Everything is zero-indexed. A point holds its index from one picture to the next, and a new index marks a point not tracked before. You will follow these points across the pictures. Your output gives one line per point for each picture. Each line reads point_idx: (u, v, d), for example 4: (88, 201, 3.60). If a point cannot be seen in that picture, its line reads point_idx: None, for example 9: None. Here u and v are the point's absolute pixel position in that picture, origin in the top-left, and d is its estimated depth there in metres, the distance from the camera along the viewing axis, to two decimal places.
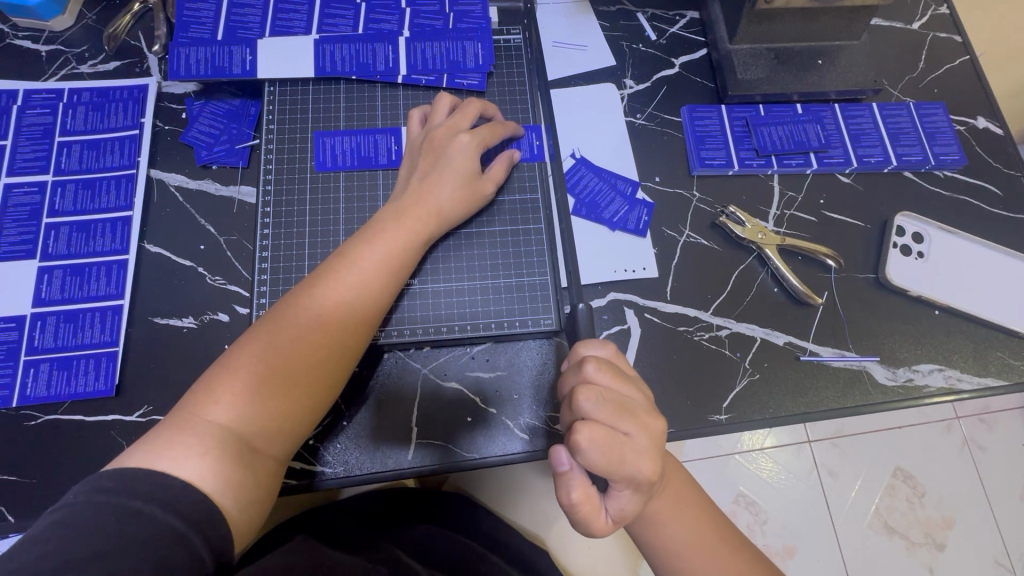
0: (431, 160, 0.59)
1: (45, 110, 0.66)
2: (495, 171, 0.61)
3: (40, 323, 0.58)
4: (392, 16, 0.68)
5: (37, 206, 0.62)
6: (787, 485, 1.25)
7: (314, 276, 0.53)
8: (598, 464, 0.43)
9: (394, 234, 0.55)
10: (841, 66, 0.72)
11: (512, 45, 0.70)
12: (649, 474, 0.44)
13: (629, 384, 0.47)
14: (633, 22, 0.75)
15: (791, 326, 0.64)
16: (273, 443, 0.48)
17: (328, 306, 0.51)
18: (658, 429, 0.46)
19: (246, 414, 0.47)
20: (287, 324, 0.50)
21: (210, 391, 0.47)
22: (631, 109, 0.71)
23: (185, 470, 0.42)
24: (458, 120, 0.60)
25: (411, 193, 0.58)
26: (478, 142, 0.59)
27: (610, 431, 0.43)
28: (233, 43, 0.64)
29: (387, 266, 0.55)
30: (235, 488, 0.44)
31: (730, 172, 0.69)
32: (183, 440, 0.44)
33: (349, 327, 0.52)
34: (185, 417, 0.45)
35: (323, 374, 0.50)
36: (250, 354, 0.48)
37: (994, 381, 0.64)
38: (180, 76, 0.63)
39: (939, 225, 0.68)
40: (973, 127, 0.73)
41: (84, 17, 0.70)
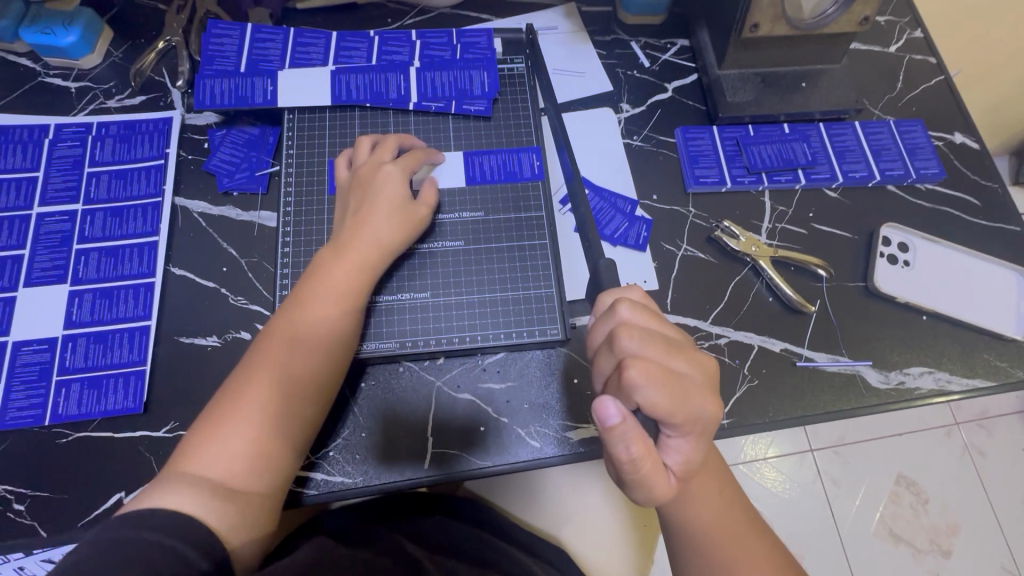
0: (360, 196, 0.61)
1: (75, 143, 0.69)
2: (427, 196, 0.64)
3: (71, 344, 0.61)
4: (404, 48, 0.73)
5: (67, 234, 0.65)
6: (791, 494, 1.27)
7: (274, 321, 0.56)
8: (660, 401, 0.43)
9: (330, 269, 0.58)
10: (824, 87, 0.76)
11: (516, 73, 0.75)
12: (710, 410, 0.46)
13: (664, 321, 0.49)
14: (627, 50, 0.80)
15: (787, 333, 0.67)
16: (257, 474, 0.50)
17: (283, 347, 0.54)
18: (706, 363, 0.48)
19: (233, 456, 0.49)
20: (263, 370, 0.53)
21: (190, 437, 0.50)
22: (628, 131, 0.76)
23: (172, 501, 0.45)
24: (377, 155, 0.63)
25: (345, 228, 0.60)
26: (399, 170, 0.62)
27: (663, 367, 0.45)
28: (256, 74, 0.69)
29: (334, 301, 0.56)
30: (223, 512, 0.46)
31: (724, 188, 0.73)
32: (163, 482, 0.47)
33: (308, 361, 0.54)
34: (164, 467, 0.48)
35: (296, 407, 0.53)
36: (227, 397, 0.51)
37: (982, 382, 0.66)
38: (206, 106, 0.67)
39: (923, 234, 0.72)
40: (951, 142, 0.78)
41: (111, 55, 0.75)
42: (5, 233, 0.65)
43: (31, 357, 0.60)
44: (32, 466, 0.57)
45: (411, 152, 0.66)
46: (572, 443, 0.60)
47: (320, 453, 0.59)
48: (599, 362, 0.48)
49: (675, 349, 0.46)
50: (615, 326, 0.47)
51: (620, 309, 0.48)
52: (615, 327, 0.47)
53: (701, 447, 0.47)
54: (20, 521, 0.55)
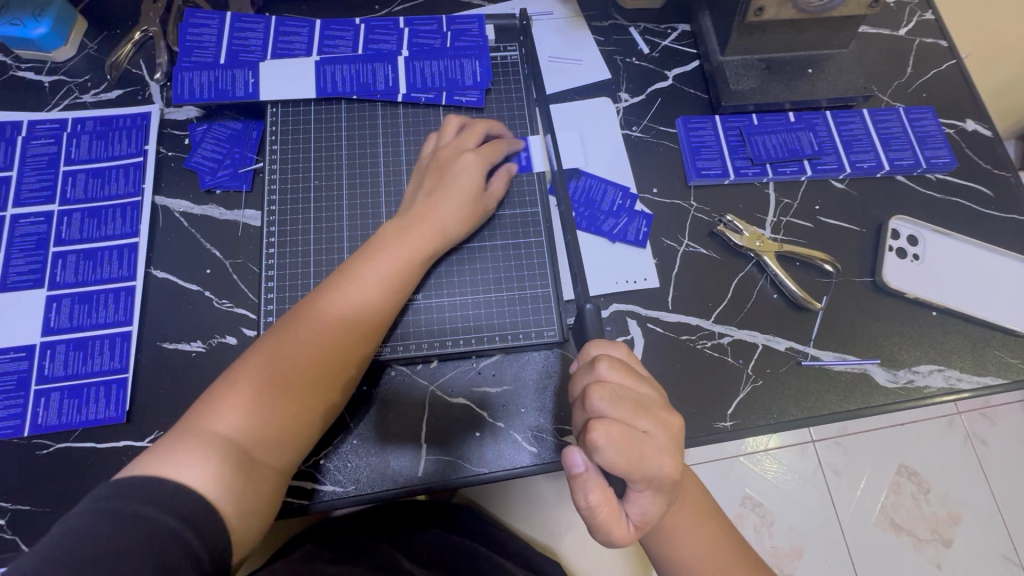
0: (436, 178, 0.60)
1: (50, 140, 0.66)
2: (496, 185, 0.63)
3: (49, 351, 0.59)
4: (391, 37, 0.69)
5: (44, 236, 0.63)
6: (793, 486, 1.26)
7: (318, 292, 0.54)
8: (618, 463, 0.43)
9: (398, 253, 0.56)
10: (831, 73, 0.73)
11: (509, 62, 0.71)
12: (670, 468, 0.44)
13: (642, 381, 0.48)
14: (626, 36, 0.77)
15: (792, 331, 0.65)
16: (274, 455, 0.49)
17: (330, 326, 0.52)
18: (674, 424, 0.46)
19: (250, 428, 0.48)
20: (292, 342, 0.51)
21: (219, 403, 0.48)
22: (627, 122, 0.73)
23: (188, 477, 0.43)
24: (464, 140, 0.62)
25: (418, 210, 0.59)
26: (483, 160, 0.61)
27: (628, 428, 0.43)
28: (236, 66, 0.66)
29: (392, 283, 0.56)
30: (237, 496, 0.44)
31: (727, 181, 0.70)
32: (188, 446, 0.45)
33: (352, 338, 0.53)
34: (190, 426, 0.46)
35: (324, 388, 0.51)
36: (260, 363, 0.50)
37: (993, 379, 0.64)
38: (184, 100, 0.64)
39: (933, 227, 0.69)
40: (963, 129, 0.75)
41: (86, 47, 0.72)
42: None
43: (8, 365, 0.58)
44: (13, 478, 0.55)
45: (495, 142, 0.64)
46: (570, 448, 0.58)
47: (311, 461, 0.57)
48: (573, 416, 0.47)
49: (644, 408, 0.45)
50: (591, 382, 0.47)
51: (599, 365, 0.47)
52: (592, 383, 0.46)
53: (661, 502, 0.46)
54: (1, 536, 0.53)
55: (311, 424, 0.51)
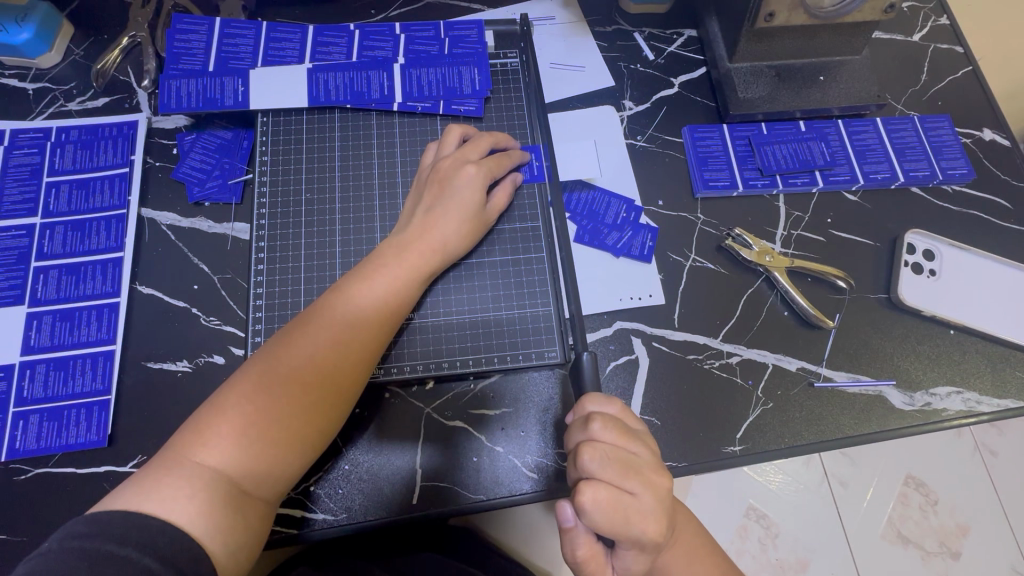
0: (437, 191, 0.58)
1: (33, 149, 0.64)
2: (493, 198, 0.60)
3: (29, 371, 0.56)
4: (387, 43, 0.67)
5: (25, 250, 0.60)
6: (799, 496, 1.23)
7: (312, 311, 0.52)
8: (604, 526, 0.41)
9: (396, 270, 0.54)
10: (843, 81, 0.70)
11: (509, 69, 0.69)
12: (656, 535, 0.42)
13: (635, 439, 0.45)
14: (630, 42, 0.74)
15: (804, 350, 0.62)
16: (263, 485, 0.46)
17: (324, 345, 0.50)
18: (664, 487, 0.44)
19: (237, 458, 0.45)
20: (283, 364, 0.49)
21: (204, 431, 0.45)
22: (632, 131, 0.70)
23: (173, 511, 0.41)
24: (467, 153, 0.59)
25: (417, 225, 0.56)
26: (485, 172, 0.59)
27: (616, 492, 0.41)
28: (226, 74, 0.63)
29: (390, 301, 0.53)
30: (225, 532, 0.42)
31: (735, 193, 0.67)
32: (174, 477, 0.43)
33: (347, 361, 0.50)
34: (176, 455, 0.44)
35: (318, 412, 0.49)
36: (249, 388, 0.47)
37: (1014, 402, 0.62)
38: (170, 109, 0.62)
39: (950, 241, 0.66)
40: (980, 139, 0.72)
41: (72, 53, 0.69)
42: None
43: None
44: None
45: (500, 155, 0.61)
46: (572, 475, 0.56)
47: (301, 488, 0.54)
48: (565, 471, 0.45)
49: (634, 470, 0.43)
50: (583, 441, 0.44)
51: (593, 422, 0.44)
52: (583, 441, 0.44)
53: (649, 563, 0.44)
54: None
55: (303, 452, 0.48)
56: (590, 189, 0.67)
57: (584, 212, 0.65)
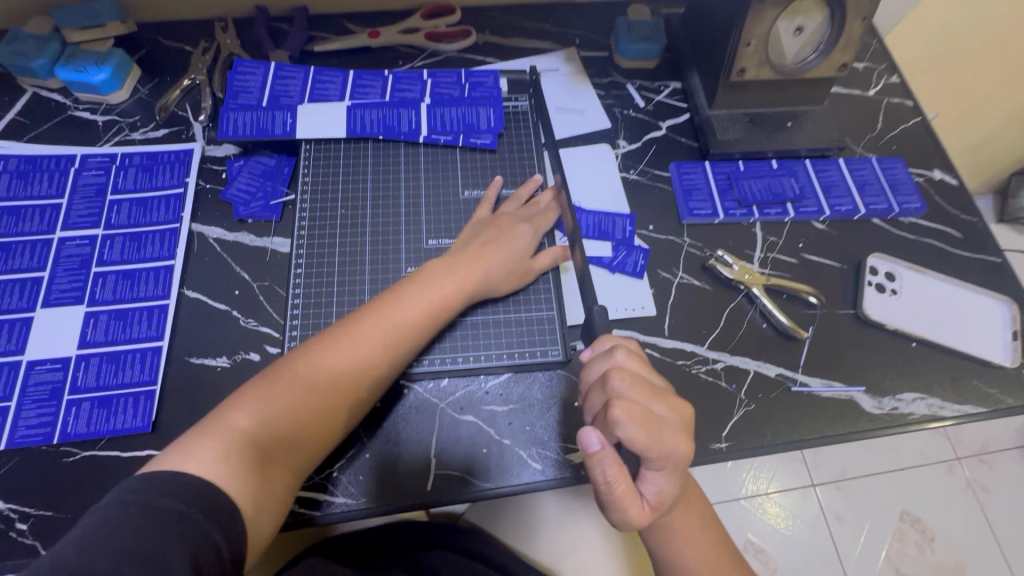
0: (495, 231, 0.67)
1: (100, 171, 0.73)
2: (522, 235, 0.68)
3: (83, 363, 0.63)
4: (415, 86, 0.78)
5: (87, 257, 0.68)
6: (801, 533, 1.31)
7: (363, 313, 0.59)
8: (641, 440, 0.47)
9: (442, 289, 0.61)
10: (808, 127, 0.81)
11: (519, 111, 0.79)
12: (686, 450, 0.49)
13: (653, 370, 0.54)
14: (623, 91, 0.85)
15: (781, 358, 0.69)
16: (294, 460, 0.52)
17: (372, 349, 0.57)
18: (687, 410, 0.51)
19: (275, 431, 0.51)
20: (334, 359, 0.55)
21: (255, 402, 0.52)
22: (625, 166, 0.80)
23: (210, 471, 0.47)
24: (525, 211, 0.70)
25: (467, 254, 0.65)
26: (540, 225, 0.69)
27: (648, 409, 0.49)
28: (277, 109, 0.73)
29: (431, 317, 0.60)
30: (254, 498, 0.48)
31: (717, 220, 0.76)
32: (219, 441, 0.49)
33: (385, 365, 0.57)
34: (216, 424, 0.50)
35: (345, 399, 0.55)
36: (303, 374, 0.54)
37: (974, 408, 0.68)
38: (228, 136, 0.71)
39: (908, 264, 0.75)
40: (930, 178, 0.82)
41: (138, 91, 0.80)
42: (25, 255, 0.67)
43: (43, 375, 0.62)
44: (38, 483, 0.58)
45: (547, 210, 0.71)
46: (573, 464, 0.61)
47: (323, 473, 0.59)
48: (589, 399, 0.52)
49: (660, 394, 0.51)
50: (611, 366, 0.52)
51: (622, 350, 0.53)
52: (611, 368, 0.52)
53: (675, 484, 0.50)
54: (22, 541, 0.55)
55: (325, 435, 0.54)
56: (595, 213, 0.75)
57: (589, 235, 0.74)
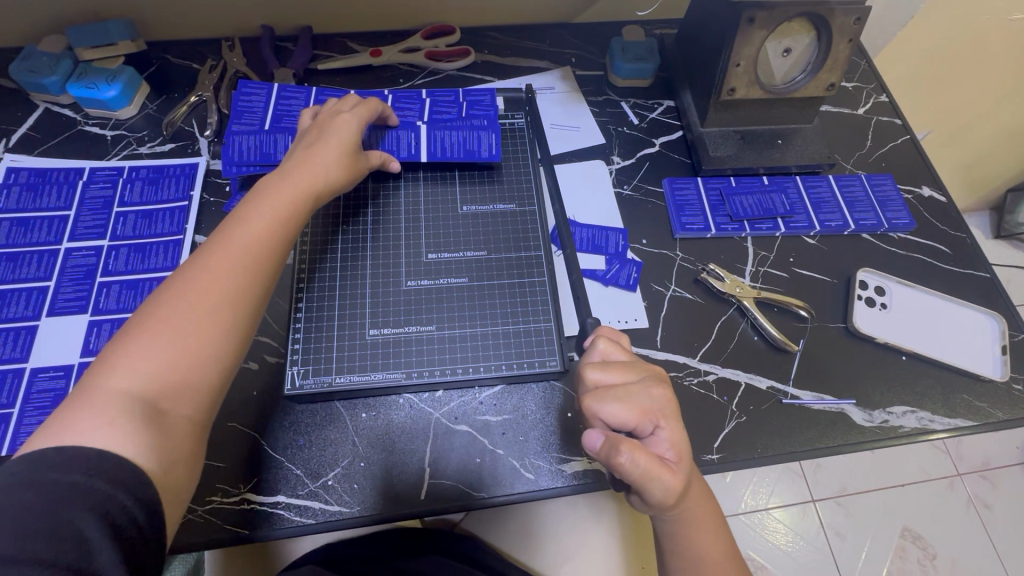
0: (315, 135, 0.67)
1: (107, 184, 0.75)
2: (346, 126, 0.68)
3: (86, 371, 0.64)
4: (415, 105, 0.80)
5: (92, 267, 0.70)
6: (801, 552, 1.30)
7: (221, 234, 0.56)
8: (628, 408, 0.50)
9: (280, 195, 0.59)
10: (799, 144, 0.83)
11: (516, 127, 0.82)
12: (671, 399, 0.52)
13: (627, 350, 0.57)
14: (618, 109, 0.88)
15: (773, 371, 0.70)
16: (187, 403, 0.48)
17: (235, 261, 0.53)
18: (658, 370, 0.55)
19: (149, 378, 0.46)
20: (193, 284, 0.51)
21: (114, 358, 0.46)
22: (619, 181, 0.82)
23: (99, 438, 0.42)
24: (342, 105, 0.71)
25: (295, 165, 0.63)
26: (359, 117, 0.69)
27: (625, 383, 0.52)
28: (277, 132, 0.74)
29: (277, 225, 0.58)
30: (152, 448, 0.43)
31: (708, 235, 0.78)
32: (89, 410, 0.43)
33: (250, 274, 0.53)
34: (88, 390, 0.45)
35: (225, 315, 0.51)
36: (157, 316, 0.49)
37: (964, 421, 0.69)
38: (235, 168, 0.72)
39: (898, 279, 0.76)
40: (919, 195, 0.84)
41: (146, 107, 0.82)
42: (32, 265, 0.69)
43: (46, 383, 0.63)
44: None
45: (371, 101, 0.72)
46: (565, 475, 0.62)
47: (320, 481, 0.60)
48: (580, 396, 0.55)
49: (630, 366, 0.54)
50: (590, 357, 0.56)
51: (598, 343, 0.56)
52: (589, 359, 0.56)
53: (683, 431, 0.51)
54: None
55: (214, 357, 0.49)
56: (591, 227, 0.77)
57: (583, 248, 0.75)
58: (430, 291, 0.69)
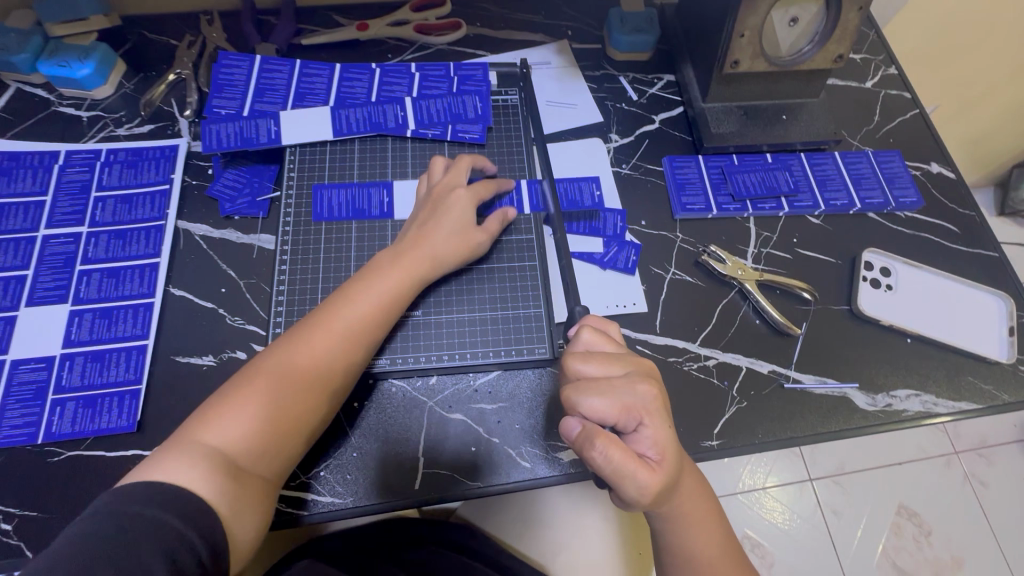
0: (430, 211, 0.65)
1: (84, 168, 0.72)
2: (461, 204, 0.65)
3: (68, 363, 0.62)
4: (403, 80, 0.77)
5: (71, 255, 0.67)
6: (799, 529, 1.31)
7: (329, 304, 0.58)
8: (609, 404, 0.48)
9: (387, 282, 0.60)
10: (804, 120, 0.79)
11: (509, 104, 0.78)
12: (655, 397, 0.49)
13: (617, 343, 0.55)
14: (616, 84, 0.84)
15: (775, 355, 0.68)
16: (268, 463, 0.51)
17: (342, 339, 0.56)
18: (648, 366, 0.52)
19: (246, 440, 0.50)
20: (301, 358, 0.55)
21: (219, 412, 0.51)
22: (618, 160, 0.79)
23: (190, 479, 0.46)
24: (455, 179, 0.67)
25: (409, 239, 0.63)
26: (472, 198, 0.66)
27: (608, 377, 0.50)
28: (259, 117, 0.72)
29: (380, 314, 0.59)
30: (229, 496, 0.47)
31: (710, 215, 0.75)
32: (191, 453, 0.48)
33: (349, 357, 0.57)
34: (187, 437, 0.49)
35: (320, 397, 0.55)
36: (261, 381, 0.53)
37: (969, 404, 0.67)
38: (212, 149, 0.69)
39: (904, 260, 0.74)
40: (928, 172, 0.81)
41: (123, 87, 0.78)
42: (10, 253, 0.67)
43: (27, 375, 0.61)
44: (22, 483, 0.57)
45: (487, 179, 0.69)
46: (561, 463, 0.61)
47: (311, 472, 0.59)
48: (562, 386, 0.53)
49: (616, 358, 0.52)
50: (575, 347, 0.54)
51: (582, 334, 0.54)
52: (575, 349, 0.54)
53: (667, 430, 0.49)
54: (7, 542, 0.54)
55: (304, 430, 0.54)
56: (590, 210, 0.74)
57: (580, 230, 0.73)
58: (461, 279, 0.67)
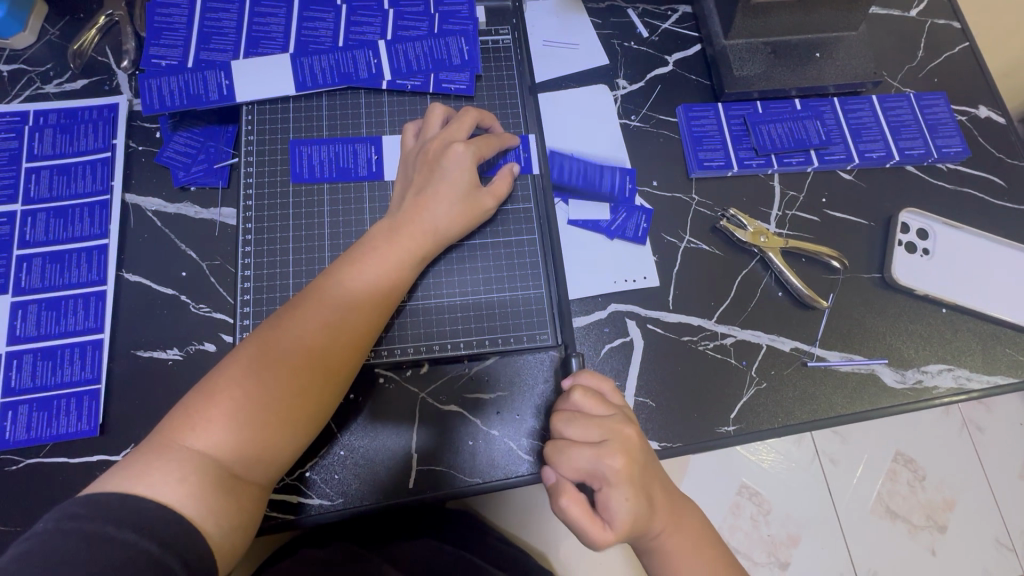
0: (425, 174, 0.56)
1: (10, 134, 0.62)
2: (462, 162, 0.56)
3: (16, 361, 0.56)
4: (374, 19, 0.65)
5: (6, 238, 0.59)
6: (789, 475, 1.15)
7: (320, 281, 0.51)
8: (572, 477, 0.45)
9: (386, 255, 0.52)
10: (839, 58, 0.69)
11: (501, 46, 0.68)
12: (621, 472, 0.44)
13: (610, 403, 0.49)
14: (624, 18, 0.72)
15: (798, 331, 0.62)
16: (260, 470, 0.45)
17: (338, 320, 0.49)
18: (632, 433, 0.47)
19: (231, 444, 0.43)
20: (290, 343, 0.47)
21: (198, 412, 0.43)
22: (626, 111, 0.69)
23: (166, 494, 0.39)
24: (452, 132, 0.57)
25: (406, 208, 0.55)
26: (475, 154, 0.57)
27: (578, 446, 0.46)
28: (206, 68, 0.61)
29: (379, 290, 0.51)
30: (220, 512, 0.41)
31: (730, 173, 0.67)
32: (165, 462, 0.41)
33: (350, 340, 0.49)
34: (164, 440, 0.42)
35: (315, 389, 0.47)
36: (242, 373, 0.45)
37: (1004, 378, 0.62)
38: (155, 110, 0.59)
39: (944, 220, 0.66)
40: (976, 117, 0.72)
41: (46, 33, 0.67)
42: None
43: None
44: None
45: (489, 134, 0.59)
46: None
47: (295, 473, 0.54)
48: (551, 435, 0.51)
49: (596, 421, 0.47)
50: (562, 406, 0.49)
51: (570, 393, 0.49)
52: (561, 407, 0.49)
53: (636, 508, 0.44)
54: None
55: (302, 426, 0.47)
56: (593, 167, 0.66)
57: (583, 195, 0.64)
58: (459, 255, 0.60)
